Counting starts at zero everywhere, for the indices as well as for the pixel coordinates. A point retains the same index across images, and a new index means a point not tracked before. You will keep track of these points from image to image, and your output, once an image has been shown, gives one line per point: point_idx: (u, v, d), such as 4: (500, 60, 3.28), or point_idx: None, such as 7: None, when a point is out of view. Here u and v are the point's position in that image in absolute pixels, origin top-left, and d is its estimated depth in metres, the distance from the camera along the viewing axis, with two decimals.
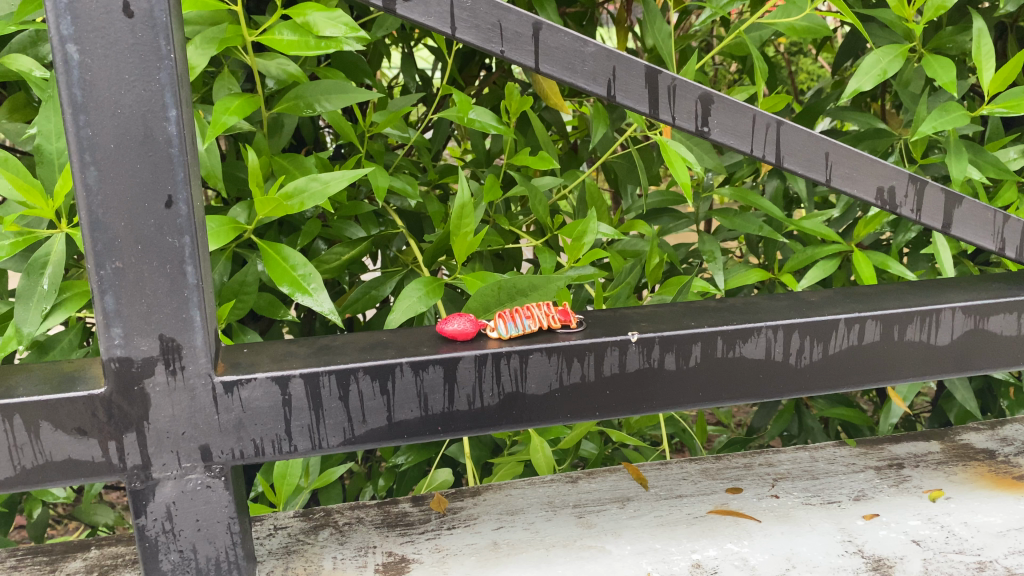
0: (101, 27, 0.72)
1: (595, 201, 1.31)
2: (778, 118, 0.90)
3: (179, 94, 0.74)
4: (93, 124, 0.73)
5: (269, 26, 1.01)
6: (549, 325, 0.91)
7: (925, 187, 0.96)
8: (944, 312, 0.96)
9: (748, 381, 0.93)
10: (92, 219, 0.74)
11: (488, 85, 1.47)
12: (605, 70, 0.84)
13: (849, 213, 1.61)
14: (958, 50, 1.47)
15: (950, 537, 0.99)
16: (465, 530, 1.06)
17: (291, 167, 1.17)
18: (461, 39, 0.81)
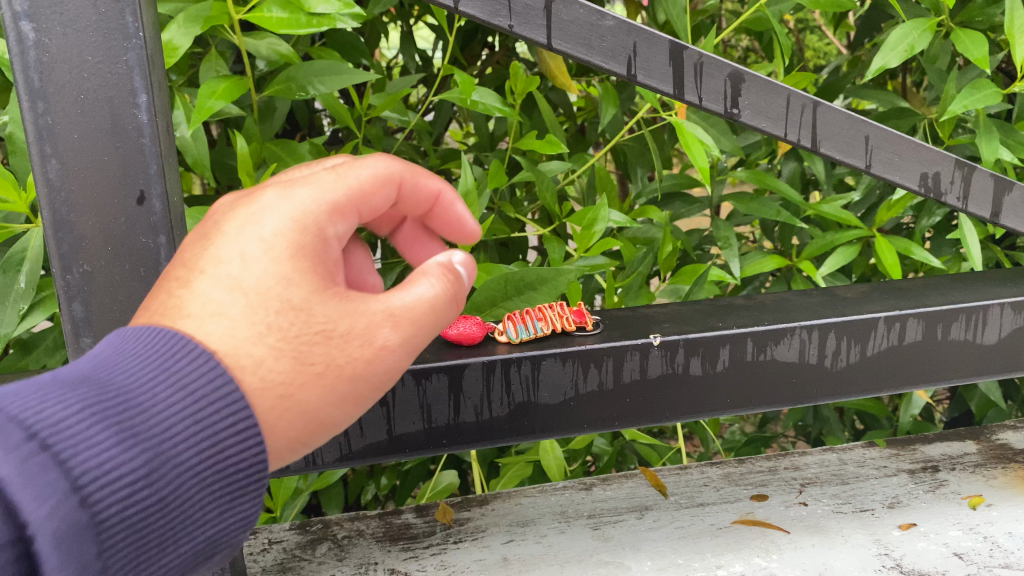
0: (59, 2, 0.63)
1: (606, 186, 1.23)
2: (815, 98, 0.82)
3: (149, 76, 0.66)
4: (53, 112, 0.65)
5: (256, 3, 0.92)
6: (564, 327, 0.86)
7: (972, 174, 0.90)
8: (991, 309, 0.91)
9: (780, 385, 0.89)
10: (55, 218, 0.67)
11: (492, 65, 1.39)
12: (625, 47, 0.76)
13: (871, 196, 1.50)
14: (988, 24, 1.34)
15: (994, 550, 0.96)
16: (472, 544, 1.00)
17: (284, 154, 1.08)
18: (465, 13, 0.72)
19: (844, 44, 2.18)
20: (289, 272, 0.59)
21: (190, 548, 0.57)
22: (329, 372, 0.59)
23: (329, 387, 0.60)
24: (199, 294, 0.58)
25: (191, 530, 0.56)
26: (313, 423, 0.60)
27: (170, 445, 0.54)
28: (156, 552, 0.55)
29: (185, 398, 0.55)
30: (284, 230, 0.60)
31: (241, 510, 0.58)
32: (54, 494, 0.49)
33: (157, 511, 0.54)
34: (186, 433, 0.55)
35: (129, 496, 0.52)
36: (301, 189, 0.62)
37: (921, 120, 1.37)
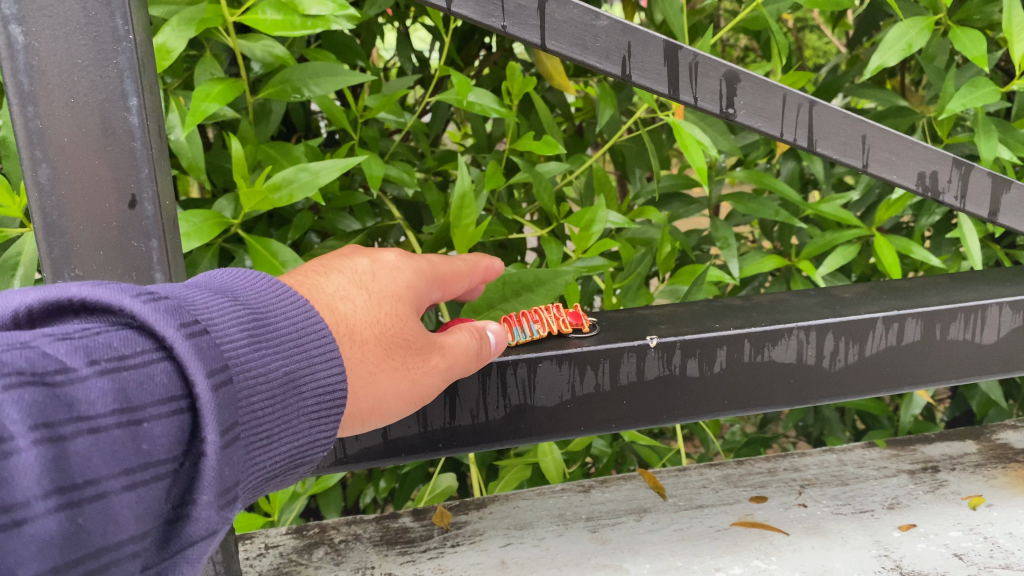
0: (49, 5, 0.63)
1: (603, 186, 1.22)
2: (811, 97, 0.81)
3: (140, 80, 0.65)
4: (43, 116, 0.64)
5: (250, 4, 0.92)
6: (560, 329, 0.86)
7: (970, 172, 0.89)
8: (990, 309, 0.90)
9: (778, 386, 0.89)
10: (46, 222, 0.67)
11: (488, 66, 1.39)
12: (619, 47, 0.75)
13: (870, 195, 1.49)
14: (986, 22, 1.33)
15: (995, 551, 0.95)
16: (470, 548, 0.99)
17: (279, 157, 1.07)
18: (458, 14, 0.72)
19: (841, 43, 2.17)
20: (402, 291, 0.71)
21: (289, 454, 0.58)
22: (401, 371, 0.69)
23: (396, 380, 0.69)
24: (334, 283, 0.68)
25: (292, 437, 0.58)
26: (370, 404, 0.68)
27: (293, 353, 0.58)
28: (264, 451, 0.56)
29: (303, 323, 0.60)
30: (404, 265, 0.72)
31: (329, 430, 0.61)
32: (215, 365, 0.51)
33: (274, 408, 0.56)
34: (301, 351, 0.58)
35: (259, 390, 0.55)
36: (421, 255, 0.76)
37: (919, 119, 1.36)
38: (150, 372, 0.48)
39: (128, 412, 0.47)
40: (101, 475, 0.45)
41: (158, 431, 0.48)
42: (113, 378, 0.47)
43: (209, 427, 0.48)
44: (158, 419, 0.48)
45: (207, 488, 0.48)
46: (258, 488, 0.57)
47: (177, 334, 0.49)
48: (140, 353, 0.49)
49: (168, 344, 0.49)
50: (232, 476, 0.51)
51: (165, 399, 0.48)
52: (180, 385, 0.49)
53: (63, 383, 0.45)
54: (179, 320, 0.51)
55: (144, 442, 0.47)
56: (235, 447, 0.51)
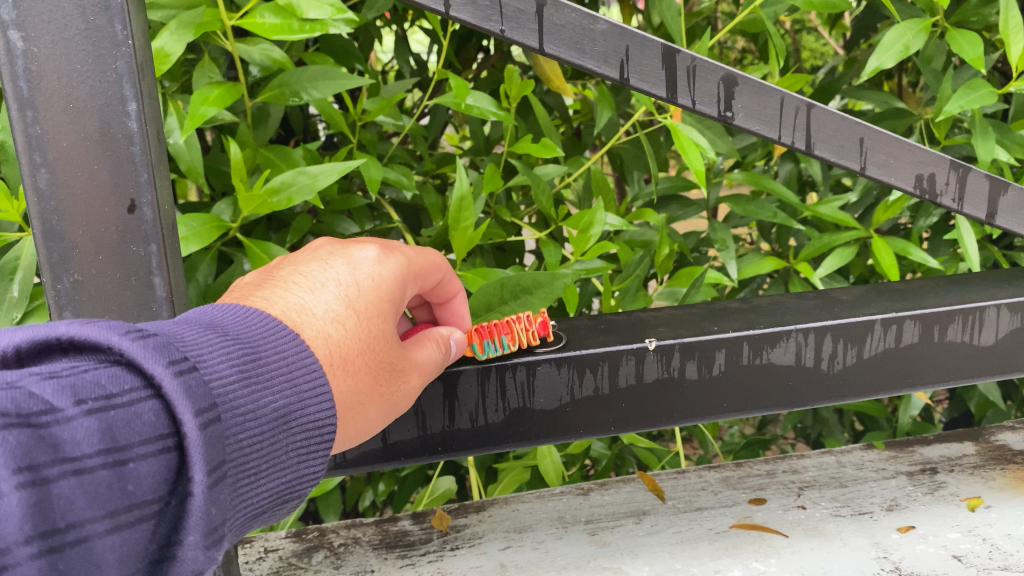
0: (49, 10, 0.63)
1: (601, 189, 1.23)
2: (809, 100, 0.81)
3: (139, 85, 0.65)
4: (42, 122, 0.65)
5: (249, 8, 0.92)
6: (528, 341, 0.82)
7: (967, 175, 0.89)
8: (988, 311, 0.91)
9: (777, 388, 0.89)
10: (46, 228, 0.67)
11: (486, 69, 1.38)
12: (617, 50, 0.75)
13: (868, 197, 1.49)
14: (983, 23, 1.33)
15: (994, 552, 0.95)
16: (470, 551, 0.99)
17: (277, 160, 1.07)
18: (456, 18, 0.72)
19: (839, 45, 2.17)
20: (382, 301, 0.70)
21: (278, 490, 0.59)
22: (384, 387, 0.70)
23: (382, 398, 0.70)
24: (322, 302, 0.67)
25: (280, 473, 0.59)
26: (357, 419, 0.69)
27: (281, 389, 0.59)
28: (251, 489, 0.57)
29: (291, 358, 0.61)
30: (385, 273, 0.72)
31: (317, 465, 0.62)
32: (203, 405, 0.52)
33: (260, 446, 0.57)
34: (289, 387, 0.60)
35: (247, 427, 0.56)
36: (398, 252, 0.75)
37: (916, 121, 1.37)
38: (137, 413, 0.50)
39: (114, 452, 0.49)
40: (84, 518, 0.47)
41: (144, 471, 0.49)
42: (99, 418, 0.49)
43: (196, 467, 0.49)
44: (144, 459, 0.49)
45: (194, 529, 0.50)
46: (248, 524, 0.58)
47: (166, 375, 0.50)
48: (127, 392, 0.50)
49: (156, 385, 0.50)
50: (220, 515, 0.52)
51: (152, 440, 0.50)
52: (168, 424, 0.51)
53: (50, 425, 0.47)
54: (168, 357, 0.52)
55: (130, 482, 0.49)
56: (222, 487, 0.52)
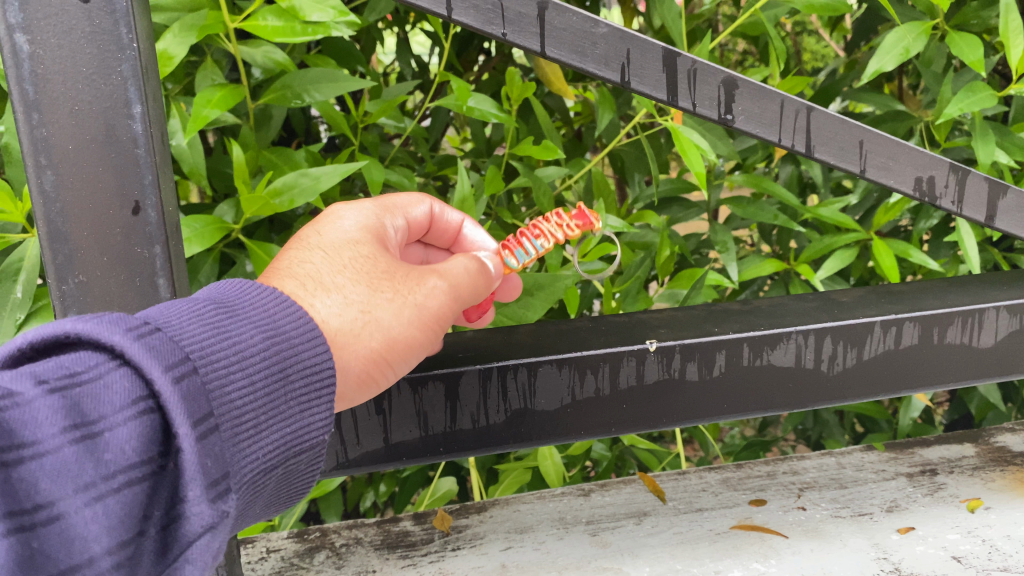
0: (54, 14, 0.63)
1: (602, 191, 1.23)
2: (809, 103, 0.82)
3: (143, 87, 0.66)
4: (47, 124, 0.65)
5: (251, 11, 0.92)
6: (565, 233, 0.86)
7: (967, 178, 0.90)
8: (987, 312, 0.91)
9: (777, 390, 0.90)
10: (50, 229, 0.67)
11: (487, 71, 1.39)
12: (618, 54, 0.76)
13: (868, 199, 1.49)
14: (984, 26, 1.33)
15: (993, 553, 0.95)
16: (471, 551, 0.99)
17: (279, 162, 1.07)
18: (459, 22, 0.72)
19: (839, 48, 2.18)
20: (364, 240, 0.75)
21: (286, 440, 0.61)
22: (397, 294, 0.71)
23: (400, 301, 0.71)
24: (297, 257, 0.72)
25: (283, 422, 0.61)
26: (384, 327, 0.70)
27: (265, 341, 0.61)
28: (255, 441, 0.59)
29: (270, 311, 0.63)
30: (350, 217, 0.77)
31: (324, 412, 0.64)
32: (173, 362, 0.54)
33: (255, 398, 0.59)
34: (271, 337, 0.62)
35: (234, 378, 0.58)
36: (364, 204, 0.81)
37: (916, 123, 1.37)
38: (105, 384, 0.52)
39: (82, 427, 0.51)
40: (62, 494, 0.50)
41: (121, 438, 0.51)
42: (63, 396, 0.51)
43: (176, 420, 0.51)
44: (119, 425, 0.52)
45: (193, 482, 0.52)
46: (263, 478, 0.60)
47: (124, 339, 0.52)
48: (91, 367, 0.52)
49: (118, 352, 0.52)
50: (216, 468, 0.55)
51: (125, 406, 0.52)
52: (140, 387, 0.53)
53: (9, 409, 0.50)
54: (128, 324, 0.54)
55: (106, 451, 0.51)
56: (211, 440, 0.55)
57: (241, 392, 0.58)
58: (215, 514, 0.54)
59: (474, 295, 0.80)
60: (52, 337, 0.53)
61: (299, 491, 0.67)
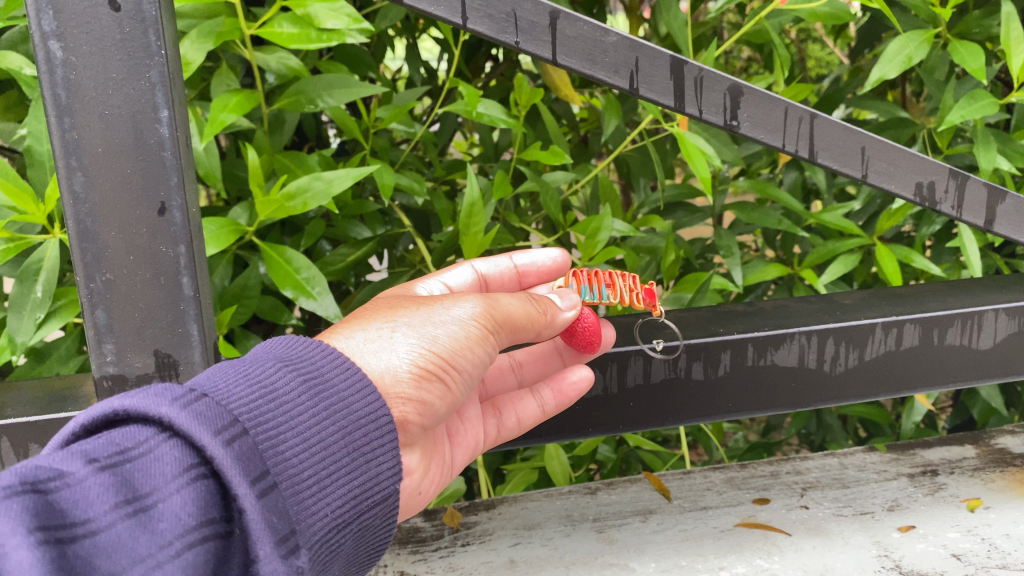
0: (86, 22, 0.66)
1: (608, 195, 1.25)
2: (812, 110, 0.84)
3: (170, 92, 0.69)
4: (79, 127, 0.68)
5: (269, 18, 0.95)
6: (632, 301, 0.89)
7: (966, 183, 0.92)
8: (987, 315, 0.93)
9: (780, 389, 0.92)
10: (80, 229, 0.70)
11: (496, 77, 1.41)
12: (627, 62, 0.78)
13: (872, 205, 1.51)
14: (986, 35, 1.35)
15: (992, 551, 0.97)
16: (480, 547, 1.02)
17: (293, 166, 1.10)
18: (473, 30, 0.75)
19: (844, 55, 2.20)
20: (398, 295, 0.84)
21: (352, 493, 0.64)
22: (426, 303, 0.78)
23: (429, 306, 0.77)
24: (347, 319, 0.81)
25: (346, 477, 0.63)
26: (421, 325, 0.75)
27: (312, 398, 0.64)
28: (320, 498, 0.61)
29: (314, 372, 0.66)
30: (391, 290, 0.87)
31: (383, 464, 0.66)
32: (222, 427, 0.56)
33: (312, 456, 0.61)
34: (317, 396, 0.64)
35: (288, 439, 0.60)
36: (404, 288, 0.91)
37: (919, 130, 1.39)
38: (155, 457, 0.54)
39: (136, 500, 0.52)
40: (119, 568, 0.50)
41: (177, 506, 0.53)
42: (113, 472, 0.53)
43: (234, 480, 0.54)
44: (173, 493, 0.53)
45: (261, 540, 0.54)
46: (334, 535, 0.63)
47: (171, 409, 0.55)
48: (140, 443, 0.55)
49: (167, 423, 0.55)
50: (282, 525, 0.56)
51: (178, 474, 0.54)
52: (191, 455, 0.55)
53: (59, 489, 0.51)
54: (172, 395, 0.57)
55: (160, 521, 0.52)
56: (270, 498, 0.57)
57: (297, 450, 0.61)
58: (288, 570, 0.55)
59: (529, 319, 0.79)
60: (100, 416, 0.56)
61: (374, 546, 0.70)
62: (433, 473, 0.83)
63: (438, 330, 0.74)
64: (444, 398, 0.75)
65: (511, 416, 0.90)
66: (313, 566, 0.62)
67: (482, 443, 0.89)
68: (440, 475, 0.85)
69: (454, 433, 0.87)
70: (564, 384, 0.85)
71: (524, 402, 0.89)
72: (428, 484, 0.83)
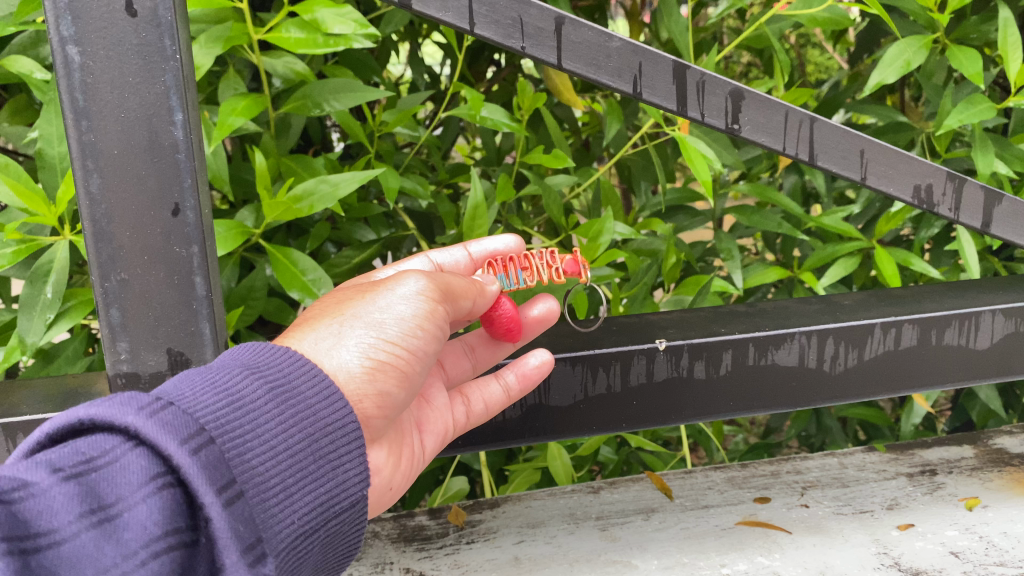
0: (104, 27, 0.68)
1: (610, 199, 1.27)
2: (812, 114, 0.86)
3: (185, 96, 0.70)
4: (95, 130, 0.69)
5: (276, 23, 0.97)
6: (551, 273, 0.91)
7: (963, 186, 0.93)
8: (983, 315, 0.95)
9: (780, 388, 0.94)
10: (96, 229, 0.71)
11: (498, 82, 1.43)
12: (631, 66, 0.80)
13: (870, 208, 1.52)
14: (983, 40, 1.36)
15: (990, 549, 0.99)
16: (484, 545, 1.03)
17: (299, 168, 1.11)
18: (481, 36, 0.76)
19: (844, 59, 2.21)
20: (351, 283, 0.86)
21: (318, 500, 0.65)
22: (370, 291, 0.79)
23: (374, 292, 0.78)
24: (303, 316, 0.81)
25: (313, 484, 0.65)
26: (368, 313, 0.76)
27: (279, 406, 0.65)
28: (287, 506, 0.63)
29: (280, 379, 0.67)
30: (344, 284, 0.88)
31: (348, 471, 0.67)
32: (188, 435, 0.57)
33: (277, 465, 0.63)
34: (282, 403, 0.65)
35: (252, 447, 0.62)
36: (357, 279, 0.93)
37: (918, 134, 1.41)
38: (120, 466, 0.55)
39: (98, 510, 0.54)
40: None
41: (141, 517, 0.54)
42: (77, 482, 0.55)
43: (201, 490, 0.55)
44: (138, 503, 0.55)
45: (227, 548, 0.55)
46: (302, 542, 0.64)
47: (137, 418, 0.56)
48: (105, 453, 0.56)
49: (133, 432, 0.56)
50: (247, 533, 0.58)
51: (143, 483, 0.55)
52: (158, 464, 0.56)
53: (23, 499, 0.53)
54: (138, 404, 0.57)
55: (125, 531, 0.54)
56: (236, 506, 0.58)
57: (263, 458, 0.62)
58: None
59: (465, 289, 0.82)
60: (65, 425, 0.57)
61: (346, 549, 0.71)
62: (404, 467, 0.83)
63: (385, 316, 0.76)
64: (401, 386, 0.76)
65: (478, 401, 0.89)
66: (281, 572, 0.64)
67: (453, 430, 0.89)
68: (411, 466, 0.85)
69: (422, 422, 0.87)
70: (526, 367, 0.85)
71: (489, 388, 0.88)
72: (399, 478, 0.83)
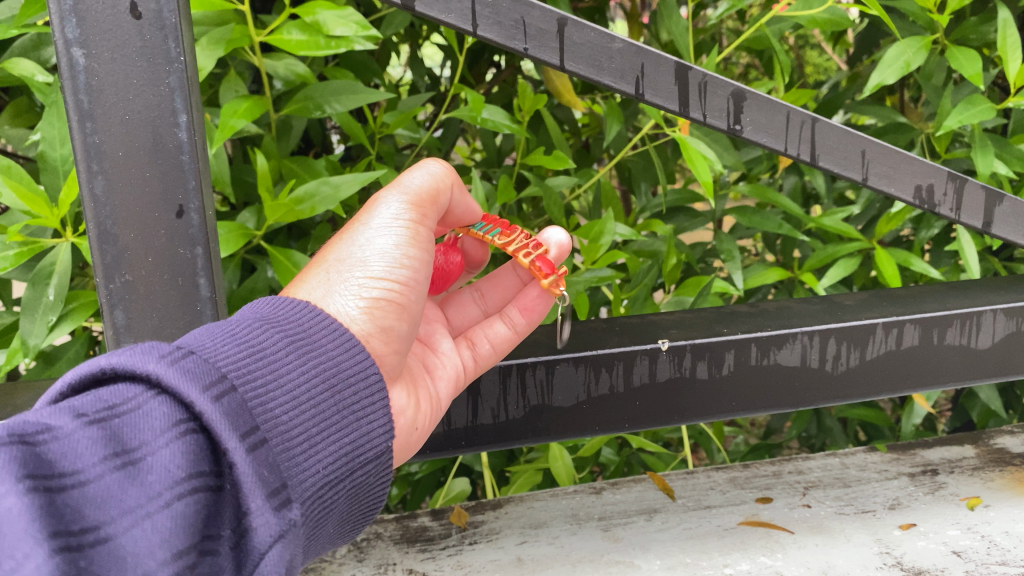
0: (108, 29, 0.68)
1: (611, 200, 1.27)
2: (813, 115, 0.86)
3: (189, 97, 0.70)
4: (100, 132, 0.69)
5: (278, 25, 0.97)
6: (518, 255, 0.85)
7: (964, 186, 0.94)
8: (985, 315, 0.95)
9: (782, 387, 0.94)
10: (100, 231, 0.72)
11: (498, 83, 1.43)
12: (633, 67, 0.80)
13: (871, 209, 1.53)
14: (983, 41, 1.37)
15: (991, 548, 0.99)
16: (487, 545, 1.03)
17: (301, 170, 1.11)
18: (483, 37, 0.76)
19: (841, 61, 2.22)
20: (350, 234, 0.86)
21: (343, 451, 0.65)
22: (351, 229, 0.78)
23: (355, 230, 0.78)
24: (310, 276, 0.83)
25: (336, 434, 0.64)
26: (351, 255, 0.76)
27: (300, 356, 0.65)
28: (311, 455, 0.62)
29: (296, 332, 0.67)
30: None
31: (370, 417, 0.67)
32: (210, 383, 0.58)
33: (300, 414, 0.63)
34: (299, 353, 0.66)
35: (272, 393, 0.62)
36: None
37: (918, 135, 1.41)
38: (143, 412, 0.56)
39: (122, 454, 0.54)
40: (108, 518, 0.51)
41: (166, 460, 0.54)
42: (101, 427, 0.54)
43: (226, 435, 0.55)
44: (162, 448, 0.55)
45: (252, 492, 0.56)
46: (328, 492, 0.64)
47: (159, 365, 0.56)
48: (127, 400, 0.56)
49: (155, 380, 0.56)
50: (272, 479, 0.58)
51: (166, 429, 0.55)
52: (180, 411, 0.56)
53: (46, 442, 0.53)
54: (159, 352, 0.58)
55: (149, 474, 0.54)
56: (260, 452, 0.58)
57: (285, 406, 0.62)
58: (280, 521, 0.58)
59: (438, 191, 0.81)
60: (87, 374, 0.57)
61: (369, 507, 0.70)
62: (425, 407, 0.82)
63: (368, 252, 0.76)
64: (403, 317, 0.76)
65: (483, 342, 0.89)
66: (308, 523, 0.63)
67: (464, 375, 0.88)
68: (432, 409, 0.83)
69: (431, 368, 0.86)
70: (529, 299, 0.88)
71: (495, 328, 0.89)
72: (424, 418, 0.81)
